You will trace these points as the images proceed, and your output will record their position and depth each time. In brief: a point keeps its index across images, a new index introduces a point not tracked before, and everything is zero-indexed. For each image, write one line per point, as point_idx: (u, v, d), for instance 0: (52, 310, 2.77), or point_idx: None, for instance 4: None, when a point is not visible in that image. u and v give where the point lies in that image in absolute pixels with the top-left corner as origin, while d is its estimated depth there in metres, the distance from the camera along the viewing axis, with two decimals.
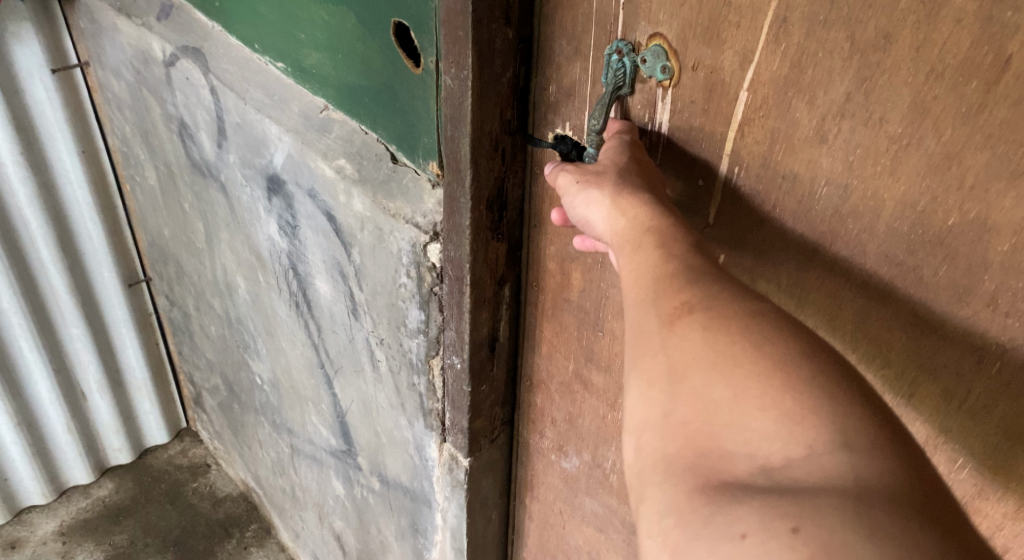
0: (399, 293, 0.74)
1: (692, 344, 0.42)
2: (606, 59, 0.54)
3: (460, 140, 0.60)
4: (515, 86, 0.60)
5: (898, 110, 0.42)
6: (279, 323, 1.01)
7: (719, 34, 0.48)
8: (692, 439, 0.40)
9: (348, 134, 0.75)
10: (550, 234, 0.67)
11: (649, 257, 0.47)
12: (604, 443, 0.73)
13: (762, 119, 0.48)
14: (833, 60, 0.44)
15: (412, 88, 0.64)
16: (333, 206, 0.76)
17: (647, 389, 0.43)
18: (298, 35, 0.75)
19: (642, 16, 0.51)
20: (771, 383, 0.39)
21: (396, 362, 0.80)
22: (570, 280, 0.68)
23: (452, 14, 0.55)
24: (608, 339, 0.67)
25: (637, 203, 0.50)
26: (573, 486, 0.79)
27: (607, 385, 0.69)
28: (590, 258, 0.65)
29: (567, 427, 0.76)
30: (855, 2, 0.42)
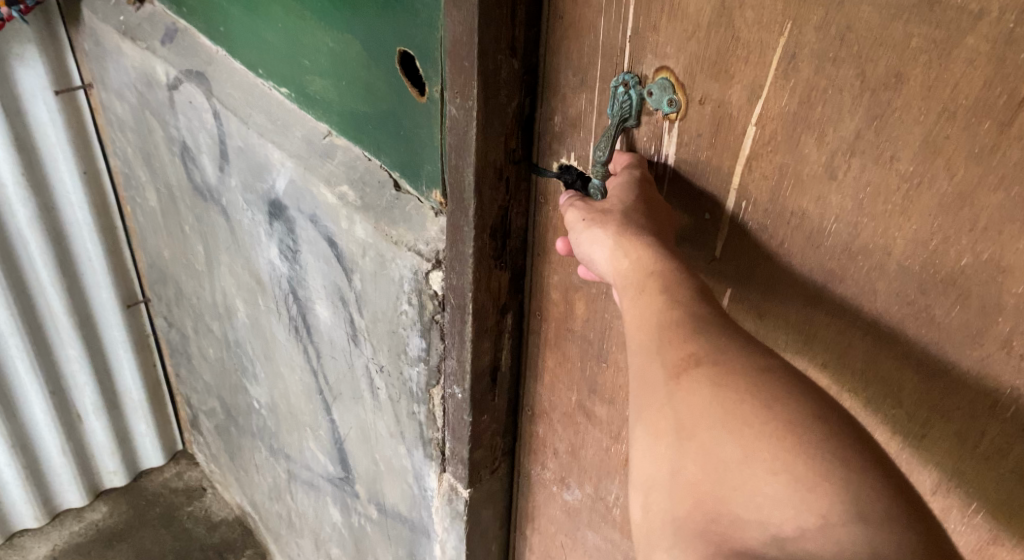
0: (400, 320, 0.73)
1: (700, 399, 0.42)
2: (612, 92, 0.55)
3: (464, 169, 0.60)
4: (520, 116, 0.59)
5: (909, 148, 0.42)
6: (278, 348, 1.00)
7: (727, 69, 0.48)
8: (701, 501, 0.39)
9: (351, 160, 0.74)
10: (553, 264, 0.67)
11: (654, 302, 0.46)
12: (607, 476, 0.72)
13: (770, 154, 0.48)
14: (843, 97, 0.43)
15: (416, 116, 0.64)
16: (335, 231, 0.76)
17: (654, 444, 0.42)
18: (302, 62, 0.74)
19: (649, 49, 0.51)
20: (782, 444, 0.38)
21: (396, 390, 0.79)
22: (574, 310, 0.67)
23: (458, 45, 0.55)
24: (612, 371, 0.66)
25: (640, 245, 0.49)
26: (574, 518, 0.78)
27: (610, 417, 0.68)
28: (594, 288, 0.64)
29: (570, 458, 0.75)
30: (866, 40, 0.42)
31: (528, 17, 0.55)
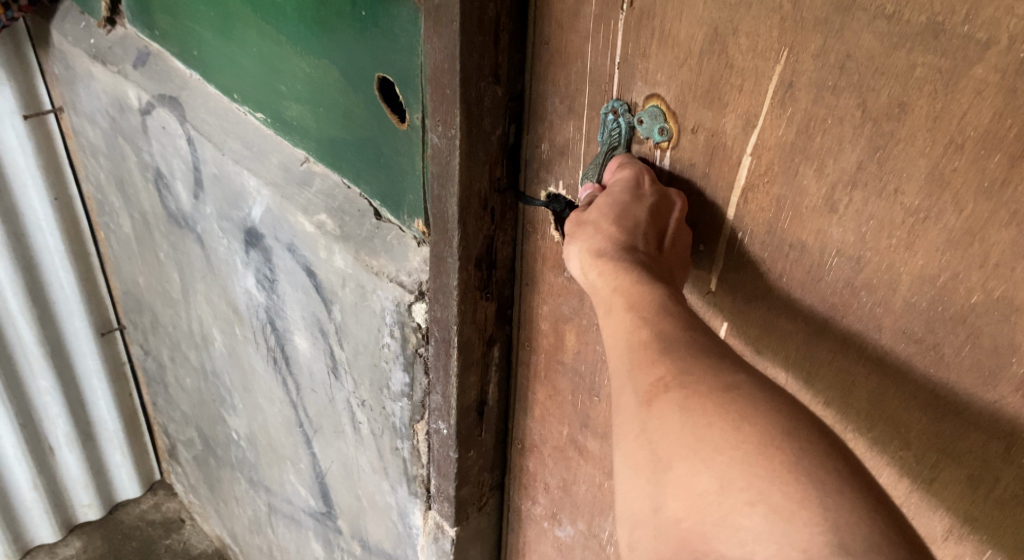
0: (382, 353, 0.70)
1: (672, 426, 0.39)
2: (601, 118, 0.53)
3: (447, 200, 0.57)
4: (504, 144, 0.57)
5: (914, 182, 0.40)
6: (256, 379, 0.97)
7: (721, 97, 0.46)
8: (684, 536, 0.37)
9: (330, 188, 0.72)
10: (542, 294, 0.64)
11: (623, 321, 0.44)
12: (600, 513, 0.69)
13: (767, 185, 0.46)
14: (844, 127, 0.42)
15: (396, 144, 0.62)
16: (313, 261, 0.73)
17: (633, 477, 0.40)
18: (279, 87, 0.72)
19: (639, 76, 0.49)
20: (756, 471, 0.36)
21: (379, 425, 0.76)
22: (565, 341, 0.65)
23: (439, 72, 0.52)
24: (604, 405, 0.64)
25: (604, 259, 0.47)
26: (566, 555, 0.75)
27: (603, 452, 0.66)
28: (586, 319, 0.62)
29: (562, 494, 0.72)
30: (867, 67, 0.40)
31: (513, 42, 0.53)
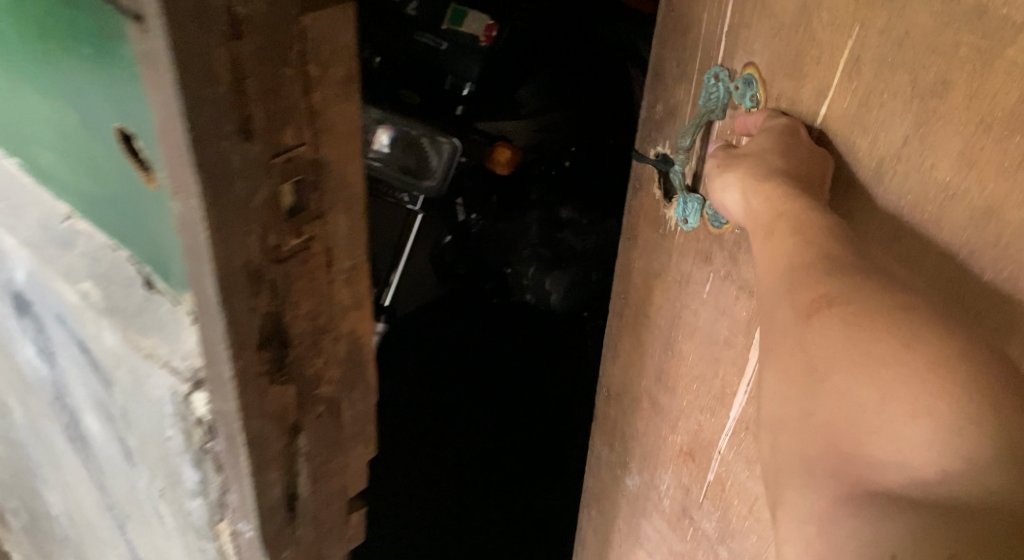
0: (169, 446, 0.59)
1: (834, 340, 0.43)
2: (704, 81, 0.58)
3: (203, 281, 0.47)
4: (276, 206, 0.47)
5: (947, 158, 0.44)
6: (61, 457, 0.84)
7: (802, 68, 0.51)
8: (831, 449, 0.40)
9: (97, 251, 0.60)
10: (639, 250, 0.72)
11: (784, 244, 0.48)
12: (664, 466, 0.81)
13: (828, 148, 0.51)
14: (895, 103, 0.46)
15: (150, 205, 0.50)
16: (84, 337, 0.61)
17: (787, 382, 0.45)
18: (23, 130, 0.59)
19: (741, 44, 0.54)
20: (923, 386, 0.38)
21: (182, 519, 0.66)
22: (651, 295, 0.73)
23: (166, 132, 0.41)
24: (676, 360, 0.73)
25: (767, 184, 0.49)
26: (633, 497, 0.88)
27: (671, 406, 0.76)
28: (669, 276, 0.69)
29: (635, 444, 0.84)
30: (921, 46, 0.43)
31: (263, 88, 0.42)
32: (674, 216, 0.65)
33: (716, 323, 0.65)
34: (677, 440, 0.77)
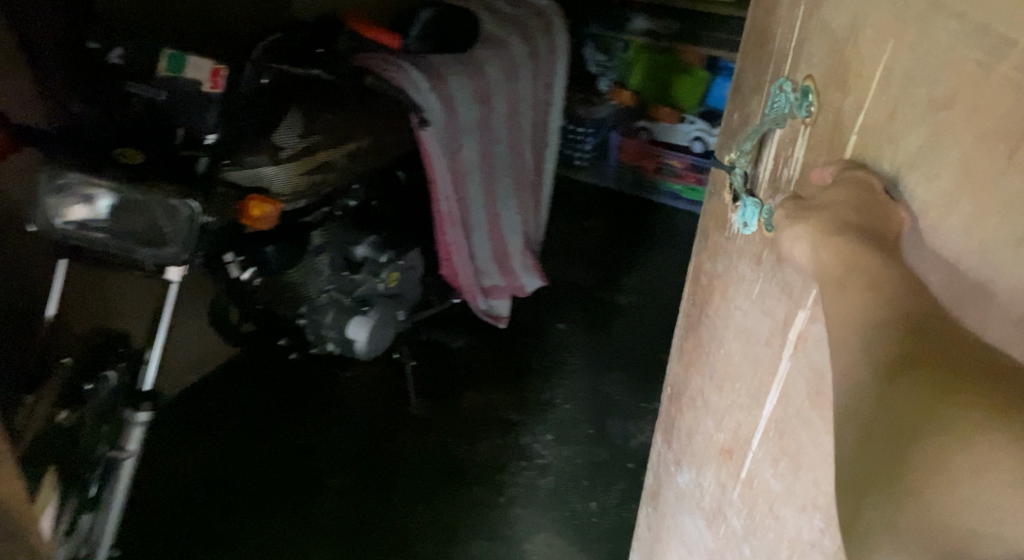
0: None
1: (913, 395, 0.48)
2: (772, 91, 0.69)
3: None
4: None
5: (854, 185, 0.57)
6: None
7: (846, 79, 0.60)
8: (934, 530, 0.45)
9: None
10: (708, 249, 0.86)
11: (860, 297, 0.52)
12: (706, 466, 0.88)
13: (867, 155, 0.59)
14: (913, 110, 0.55)
15: None
16: None
17: (859, 442, 0.49)
18: None
19: (805, 56, 0.64)
20: (1004, 439, 0.45)
21: None
22: (712, 292, 0.85)
23: None
24: (725, 358, 0.81)
25: (837, 238, 0.54)
26: (681, 496, 0.96)
27: (720, 405, 0.83)
28: (723, 276, 0.81)
29: (686, 440, 0.93)
30: (936, 59, 0.53)
31: None
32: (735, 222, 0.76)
33: (760, 320, 0.73)
34: (722, 441, 0.83)
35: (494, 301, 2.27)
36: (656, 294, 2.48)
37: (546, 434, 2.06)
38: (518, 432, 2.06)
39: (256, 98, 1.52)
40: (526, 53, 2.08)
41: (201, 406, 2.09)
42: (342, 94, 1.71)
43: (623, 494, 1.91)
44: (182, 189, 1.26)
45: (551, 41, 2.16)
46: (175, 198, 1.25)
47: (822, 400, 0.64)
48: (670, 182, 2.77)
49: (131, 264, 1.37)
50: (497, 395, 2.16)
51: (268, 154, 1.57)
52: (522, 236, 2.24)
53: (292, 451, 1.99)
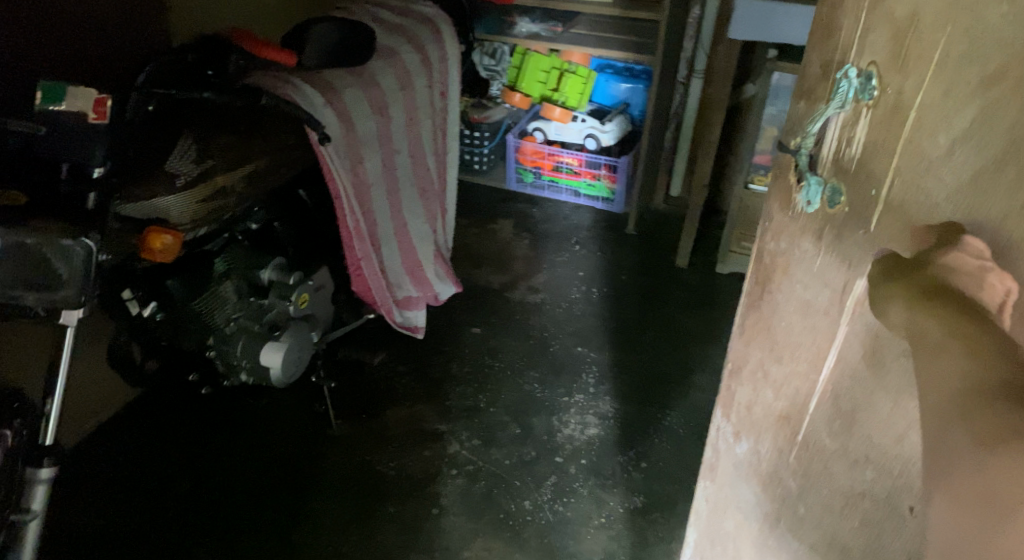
0: None
1: (1005, 473, 0.57)
2: (835, 78, 0.76)
3: None
4: None
5: (925, 159, 0.68)
6: None
7: (906, 61, 0.69)
8: None
9: None
10: (769, 232, 0.89)
11: (954, 362, 0.62)
12: (765, 432, 0.94)
13: (921, 128, 0.68)
14: (964, 90, 0.65)
15: None
16: None
17: (952, 502, 0.60)
18: None
19: (866, 45, 0.73)
20: None
21: None
22: (775, 268, 0.88)
23: None
24: (784, 328, 0.88)
25: (932, 303, 0.65)
26: (739, 466, 1.02)
27: (782, 372, 0.89)
28: (785, 252, 0.86)
29: (746, 411, 0.98)
30: (988, 44, 0.63)
31: None
32: (800, 200, 0.82)
33: (821, 292, 0.82)
34: (777, 408, 0.91)
35: (410, 313, 2.26)
36: (565, 290, 2.53)
37: (472, 440, 2.05)
38: (444, 441, 2.05)
39: (150, 127, 1.48)
40: (418, 61, 2.05)
41: (110, 449, 1.96)
42: (232, 116, 1.68)
43: (554, 488, 1.93)
44: (69, 226, 1.19)
45: (441, 47, 2.14)
46: (67, 239, 1.18)
47: (879, 359, 0.76)
48: (571, 180, 2.82)
49: (23, 314, 1.27)
50: (419, 407, 2.14)
51: (163, 183, 1.50)
52: (430, 245, 2.23)
53: (211, 493, 1.89)
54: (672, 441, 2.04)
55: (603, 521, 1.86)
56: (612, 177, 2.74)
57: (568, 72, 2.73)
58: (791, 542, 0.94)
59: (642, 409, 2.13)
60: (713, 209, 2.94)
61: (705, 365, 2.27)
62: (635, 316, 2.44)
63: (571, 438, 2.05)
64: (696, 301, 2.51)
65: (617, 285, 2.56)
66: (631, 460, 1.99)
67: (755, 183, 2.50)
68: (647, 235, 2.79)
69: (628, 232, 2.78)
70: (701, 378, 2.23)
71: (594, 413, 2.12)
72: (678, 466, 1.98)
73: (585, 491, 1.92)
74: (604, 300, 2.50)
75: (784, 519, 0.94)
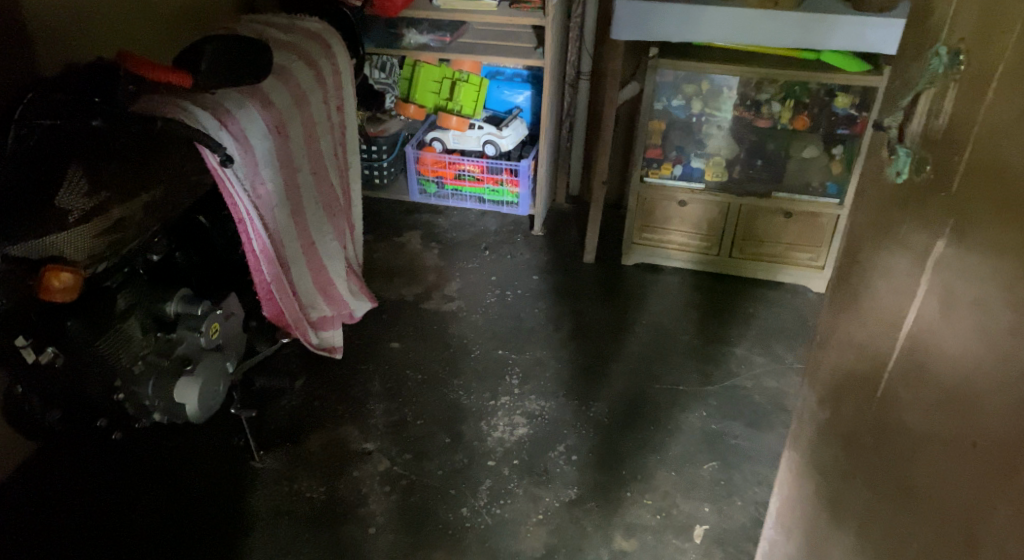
0: None
1: None
2: (929, 53, 0.76)
3: None
4: None
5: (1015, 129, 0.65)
6: None
7: (1000, 29, 0.67)
8: None
9: None
10: (855, 210, 0.91)
11: None
12: (846, 397, 0.92)
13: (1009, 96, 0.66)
14: None
15: None
16: None
17: None
18: None
19: (954, 19, 0.72)
20: None
21: None
22: (860, 247, 0.89)
23: None
24: (869, 299, 0.86)
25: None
26: (819, 431, 1.02)
27: (866, 339, 0.86)
28: (866, 231, 0.87)
29: (830, 377, 0.98)
30: None
31: None
32: (889, 171, 0.81)
33: (904, 259, 0.79)
34: (860, 367, 0.88)
35: (326, 333, 2.25)
36: (479, 296, 2.56)
37: (403, 455, 2.03)
38: (372, 460, 2.01)
39: (29, 154, 1.38)
40: (308, 75, 2.00)
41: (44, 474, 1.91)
42: (118, 143, 1.48)
43: (490, 492, 1.93)
44: None
45: (333, 61, 2.12)
46: None
47: (961, 315, 0.71)
48: (474, 187, 2.87)
49: None
50: (344, 427, 2.10)
51: (54, 221, 1.37)
52: (342, 261, 2.21)
53: (119, 533, 1.81)
54: (599, 430, 2.09)
55: (540, 517, 1.87)
56: (514, 181, 2.80)
57: (459, 80, 2.77)
58: (863, 510, 0.89)
59: (568, 404, 2.17)
60: (614, 203, 3.05)
61: (622, 354, 2.35)
62: (551, 313, 2.50)
63: (501, 440, 2.06)
64: (607, 293, 2.59)
65: (530, 285, 2.61)
66: (562, 455, 2.02)
67: (650, 177, 2.57)
68: (552, 234, 2.87)
69: (534, 234, 2.85)
70: (620, 366, 2.30)
71: (521, 412, 2.14)
72: (607, 455, 2.03)
73: (520, 491, 1.93)
74: (519, 301, 2.54)
75: (861, 475, 0.90)
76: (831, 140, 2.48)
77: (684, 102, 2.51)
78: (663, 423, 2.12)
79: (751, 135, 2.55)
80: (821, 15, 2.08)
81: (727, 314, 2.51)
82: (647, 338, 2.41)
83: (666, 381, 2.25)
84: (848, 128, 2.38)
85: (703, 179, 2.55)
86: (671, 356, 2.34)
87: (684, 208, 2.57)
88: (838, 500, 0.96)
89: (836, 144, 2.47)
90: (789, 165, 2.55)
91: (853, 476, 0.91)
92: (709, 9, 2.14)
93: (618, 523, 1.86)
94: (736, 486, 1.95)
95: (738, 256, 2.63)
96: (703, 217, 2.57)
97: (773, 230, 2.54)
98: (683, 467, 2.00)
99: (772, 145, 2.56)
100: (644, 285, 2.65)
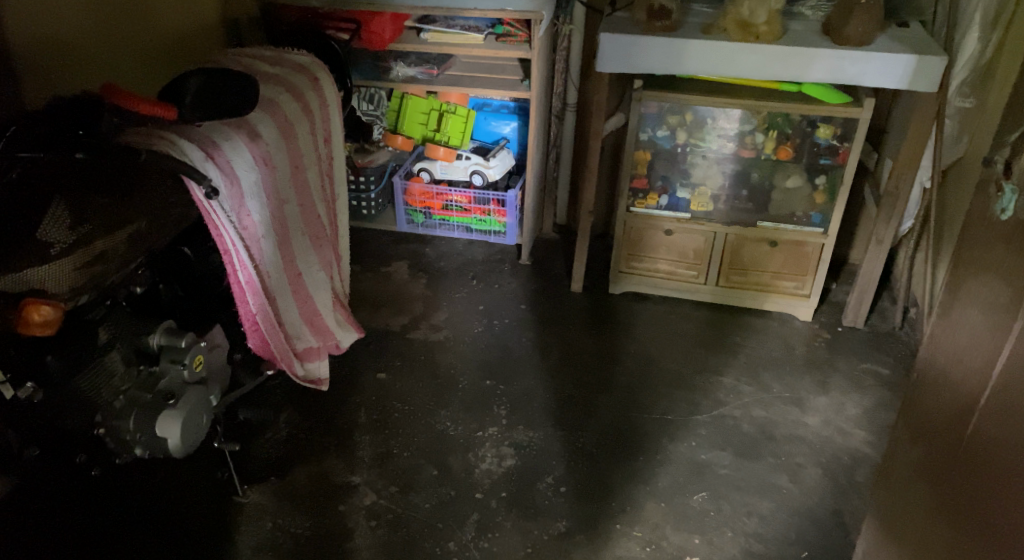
0: None
1: None
2: None
3: None
4: None
5: None
6: None
7: None
8: None
9: None
10: (959, 247, 1.01)
11: None
12: (938, 431, 1.04)
13: None
14: None
15: None
16: None
17: None
18: None
19: None
20: None
21: None
22: (957, 279, 1.01)
23: None
24: (961, 334, 1.00)
25: None
26: (909, 468, 1.11)
27: (958, 376, 1.00)
28: (968, 264, 0.99)
29: (921, 412, 1.09)
30: None
31: None
32: (996, 203, 0.92)
33: (1004, 289, 0.92)
34: (952, 407, 1.01)
35: (312, 364, 2.22)
36: (466, 325, 2.56)
37: (389, 488, 2.00)
38: (358, 493, 1.98)
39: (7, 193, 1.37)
40: (295, 106, 2.00)
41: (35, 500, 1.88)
42: (102, 176, 1.47)
43: (478, 525, 1.91)
44: None
45: (320, 94, 2.12)
46: None
47: None
48: (456, 216, 2.87)
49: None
50: (329, 461, 2.07)
51: (35, 254, 1.37)
52: (327, 291, 2.21)
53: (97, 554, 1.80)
54: (588, 459, 2.08)
55: (529, 550, 1.85)
56: (502, 211, 2.84)
57: (447, 112, 2.80)
58: (943, 537, 1.01)
59: (556, 435, 2.16)
60: (602, 232, 3.06)
61: (609, 383, 2.34)
62: (538, 343, 2.49)
63: (489, 472, 2.04)
64: (596, 322, 2.60)
65: (516, 314, 2.61)
66: (551, 486, 2.01)
67: (636, 207, 2.59)
68: (539, 263, 2.87)
69: (522, 263, 2.86)
70: (609, 397, 2.29)
71: (509, 444, 2.13)
72: (591, 485, 2.01)
73: (508, 524, 1.91)
74: (506, 330, 2.54)
75: (948, 509, 1.01)
76: (813, 169, 2.50)
77: (669, 133, 2.52)
78: (652, 453, 2.11)
79: (735, 164, 2.55)
80: (800, 49, 2.12)
81: (715, 343, 2.51)
82: (636, 368, 2.40)
83: (654, 411, 2.24)
84: (830, 158, 2.41)
85: (689, 210, 2.56)
86: (658, 386, 2.33)
87: (671, 237, 2.59)
88: (929, 532, 1.05)
89: (819, 174, 2.49)
90: (773, 196, 2.56)
91: (939, 516, 1.02)
92: (692, 42, 2.17)
93: (608, 555, 1.84)
94: (725, 517, 1.94)
95: (726, 285, 2.63)
96: (690, 246, 2.59)
97: (758, 259, 2.56)
98: (672, 499, 1.98)
99: (756, 173, 2.57)
100: (632, 314, 2.64)
